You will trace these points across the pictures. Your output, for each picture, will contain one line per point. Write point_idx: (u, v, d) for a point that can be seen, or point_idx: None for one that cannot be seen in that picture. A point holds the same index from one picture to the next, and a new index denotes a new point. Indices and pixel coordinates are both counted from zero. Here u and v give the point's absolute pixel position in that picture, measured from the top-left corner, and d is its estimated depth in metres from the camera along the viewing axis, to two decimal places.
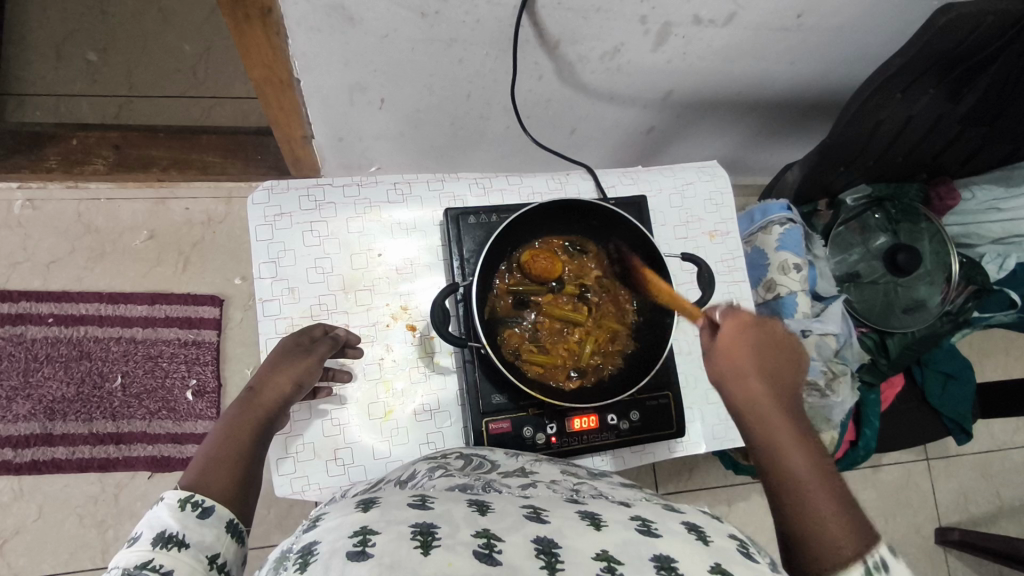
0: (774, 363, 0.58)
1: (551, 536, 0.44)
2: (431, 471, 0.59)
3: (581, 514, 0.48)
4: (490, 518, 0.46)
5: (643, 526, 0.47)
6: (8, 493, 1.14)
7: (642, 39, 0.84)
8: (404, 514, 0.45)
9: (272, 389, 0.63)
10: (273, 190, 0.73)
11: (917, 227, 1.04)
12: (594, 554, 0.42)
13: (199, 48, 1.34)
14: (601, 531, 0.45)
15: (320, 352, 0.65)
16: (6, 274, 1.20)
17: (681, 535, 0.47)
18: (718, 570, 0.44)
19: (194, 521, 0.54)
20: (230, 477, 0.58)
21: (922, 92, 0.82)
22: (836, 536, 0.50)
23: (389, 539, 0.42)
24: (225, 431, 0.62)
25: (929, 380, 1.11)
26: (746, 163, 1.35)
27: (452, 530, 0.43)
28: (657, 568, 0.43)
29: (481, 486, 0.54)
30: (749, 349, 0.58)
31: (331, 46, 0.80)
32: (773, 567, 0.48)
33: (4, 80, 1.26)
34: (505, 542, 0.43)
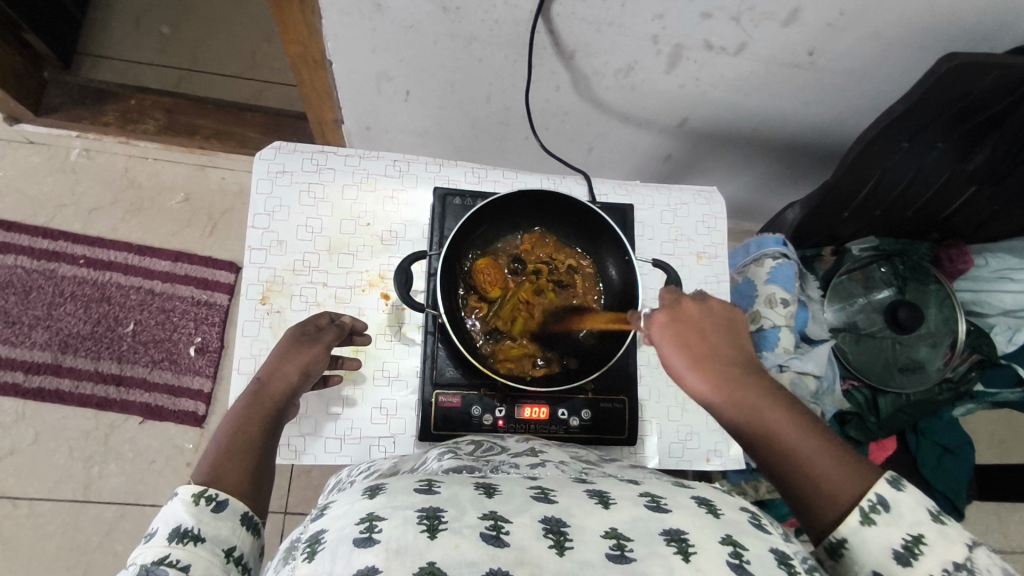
0: (712, 338, 0.56)
1: (558, 514, 0.42)
2: (440, 455, 0.60)
3: (588, 491, 0.46)
4: (497, 500, 0.44)
5: (652, 501, 0.45)
6: (12, 414, 1.21)
7: (656, 59, 0.87)
8: (410, 496, 0.43)
9: (278, 381, 0.63)
10: (280, 150, 0.78)
11: (926, 289, 1.02)
12: (602, 531, 0.41)
13: (263, 36, 1.45)
14: (610, 508, 0.44)
15: (327, 340, 0.66)
16: (51, 214, 1.30)
17: (690, 508, 0.44)
18: (730, 542, 0.42)
19: (208, 515, 0.51)
20: (243, 466, 0.56)
21: (930, 145, 0.82)
22: (835, 485, 0.49)
23: (396, 524, 0.40)
24: (234, 426, 0.59)
25: (924, 451, 1.04)
26: (765, 208, 1.35)
27: (459, 514, 0.41)
28: (667, 541, 0.41)
29: (489, 470, 0.56)
30: (688, 329, 0.56)
31: (360, 31, 0.86)
32: (785, 537, 0.46)
33: (85, 41, 1.39)
34: (512, 524, 0.41)
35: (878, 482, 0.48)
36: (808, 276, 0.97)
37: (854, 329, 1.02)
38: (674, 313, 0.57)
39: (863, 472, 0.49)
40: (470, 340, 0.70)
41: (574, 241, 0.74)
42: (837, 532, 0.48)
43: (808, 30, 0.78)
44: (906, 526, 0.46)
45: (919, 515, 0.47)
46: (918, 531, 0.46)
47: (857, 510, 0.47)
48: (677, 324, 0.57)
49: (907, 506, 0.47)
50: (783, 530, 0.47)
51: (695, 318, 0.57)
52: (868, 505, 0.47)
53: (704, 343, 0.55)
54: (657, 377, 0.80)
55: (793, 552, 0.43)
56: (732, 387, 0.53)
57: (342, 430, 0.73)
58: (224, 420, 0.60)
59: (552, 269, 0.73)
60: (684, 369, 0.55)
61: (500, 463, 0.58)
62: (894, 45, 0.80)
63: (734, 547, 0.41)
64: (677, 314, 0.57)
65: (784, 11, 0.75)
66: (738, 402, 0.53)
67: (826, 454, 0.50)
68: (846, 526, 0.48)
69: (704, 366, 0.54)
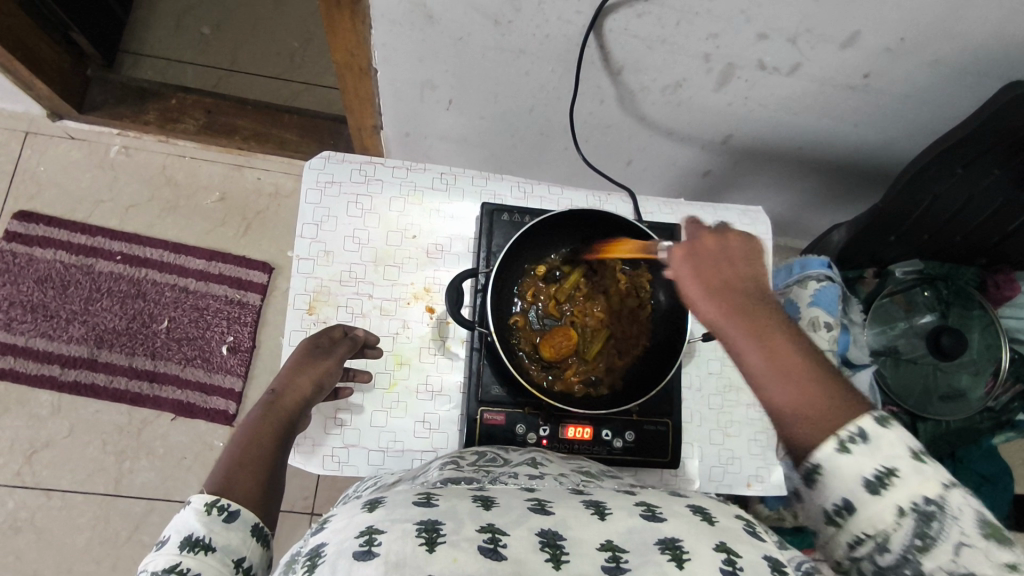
0: (730, 272, 0.51)
1: (555, 527, 0.42)
2: (443, 464, 0.61)
3: (583, 501, 0.46)
4: (495, 512, 0.44)
5: (647, 510, 0.45)
6: (48, 406, 1.23)
7: (705, 77, 0.86)
8: (409, 510, 0.43)
9: (292, 392, 0.65)
10: (329, 159, 0.78)
11: (969, 314, 1.00)
12: (597, 543, 0.42)
13: (302, 39, 1.45)
14: (606, 519, 0.43)
15: (338, 354, 0.68)
16: (90, 209, 1.31)
17: (686, 517, 0.45)
18: (725, 549, 0.42)
19: (220, 525, 0.52)
20: (255, 477, 0.58)
21: (986, 171, 0.80)
22: (818, 414, 0.45)
23: (397, 536, 0.40)
24: (248, 433, 0.62)
25: (961, 479, 1.03)
26: (802, 225, 1.34)
27: (457, 526, 0.41)
28: (661, 551, 0.41)
29: (488, 480, 0.55)
30: (715, 263, 0.52)
31: (410, 41, 0.86)
32: (780, 546, 0.46)
33: (127, 39, 1.40)
34: (510, 536, 0.41)
35: (863, 417, 0.44)
36: (852, 299, 0.96)
37: (894, 353, 1.01)
38: (691, 246, 0.53)
39: (851, 405, 0.45)
40: (514, 358, 0.69)
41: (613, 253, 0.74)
42: (812, 460, 0.45)
43: (867, 53, 0.77)
44: (884, 459, 0.43)
45: (899, 451, 0.43)
46: (895, 464, 0.43)
47: (833, 438, 0.44)
48: (712, 246, 0.52)
49: (887, 440, 0.44)
50: (778, 539, 0.46)
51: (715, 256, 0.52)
52: (847, 436, 0.44)
53: (722, 278, 0.51)
54: (698, 400, 0.79)
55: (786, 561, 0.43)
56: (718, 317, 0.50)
57: (384, 443, 0.73)
58: (239, 427, 0.63)
59: (589, 278, 0.73)
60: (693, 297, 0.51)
61: (500, 472, 0.58)
62: (953, 69, 0.78)
63: (729, 555, 0.42)
64: (694, 248, 0.53)
65: (844, 34, 0.74)
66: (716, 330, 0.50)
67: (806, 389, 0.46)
68: (820, 452, 0.44)
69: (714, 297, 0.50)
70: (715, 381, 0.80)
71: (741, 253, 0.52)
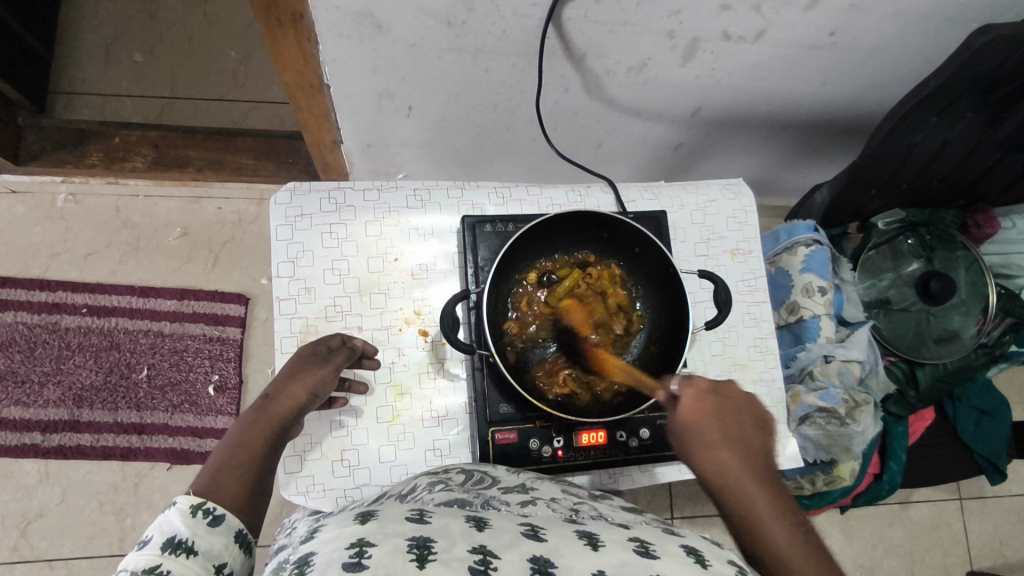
0: (735, 432, 0.57)
1: (546, 555, 0.41)
2: (430, 485, 0.57)
3: (577, 533, 0.46)
4: (488, 534, 0.44)
5: (641, 547, 0.46)
6: (35, 475, 1.18)
7: (670, 54, 0.83)
8: (403, 526, 0.43)
9: (287, 398, 0.62)
10: (295, 191, 0.74)
11: (953, 256, 1.00)
12: (590, 572, 0.40)
13: (242, 53, 1.38)
14: (601, 550, 0.44)
15: (337, 363, 0.65)
16: (46, 264, 1.25)
17: (679, 557, 0.45)
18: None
19: (204, 529, 0.51)
20: (240, 481, 0.56)
21: (959, 116, 0.79)
22: None
23: (386, 551, 0.39)
24: (238, 439, 0.59)
25: (962, 417, 1.05)
26: (778, 183, 1.33)
27: (449, 545, 0.40)
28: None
29: (480, 503, 0.52)
30: (711, 416, 0.57)
31: (361, 53, 0.81)
32: None
33: (55, 79, 1.32)
34: (501, 560, 0.40)
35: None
36: (841, 259, 0.95)
37: (884, 304, 1.03)
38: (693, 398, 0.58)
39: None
40: (520, 374, 0.68)
41: (600, 250, 0.72)
42: None
43: (831, 11, 0.75)
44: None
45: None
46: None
47: None
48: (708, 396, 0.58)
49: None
50: None
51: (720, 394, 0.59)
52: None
53: (723, 433, 0.57)
54: None
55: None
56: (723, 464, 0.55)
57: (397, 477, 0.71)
58: (229, 433, 0.61)
59: (584, 278, 0.71)
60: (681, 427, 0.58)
61: (491, 495, 0.55)
62: (918, 18, 0.77)
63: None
64: (701, 394, 0.58)
65: None
66: (731, 486, 0.54)
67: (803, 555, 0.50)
68: None
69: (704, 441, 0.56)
70: (720, 362, 0.79)
71: (730, 408, 0.58)
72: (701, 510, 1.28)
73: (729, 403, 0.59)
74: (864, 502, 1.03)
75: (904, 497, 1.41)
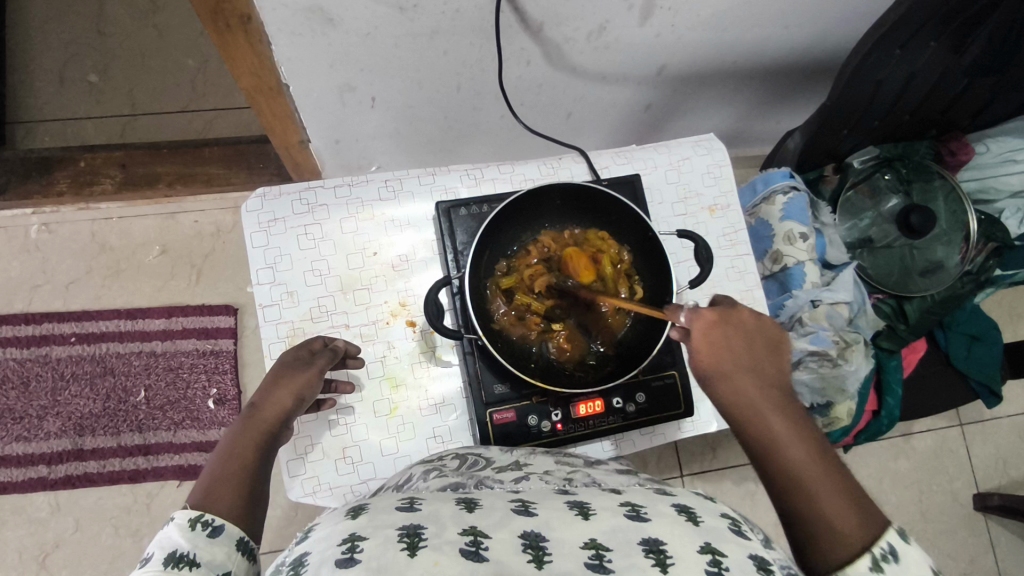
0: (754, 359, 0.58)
1: (537, 529, 0.43)
2: (426, 473, 0.59)
3: (568, 504, 0.47)
4: (477, 514, 0.45)
5: (631, 510, 0.46)
6: (47, 507, 1.18)
7: (628, 15, 0.82)
8: (392, 516, 0.44)
9: (273, 405, 0.62)
10: (265, 197, 0.73)
11: (930, 186, 1.01)
12: (580, 543, 0.42)
13: (199, 62, 1.36)
14: (590, 518, 0.44)
15: (320, 365, 0.64)
16: (28, 297, 1.24)
17: (671, 516, 0.46)
18: (709, 550, 0.42)
19: (205, 540, 0.51)
20: (237, 491, 0.56)
21: (923, 46, 0.78)
22: (845, 528, 0.48)
23: (377, 543, 0.40)
24: (231, 448, 0.59)
25: (953, 343, 1.07)
26: (753, 133, 1.32)
27: (439, 530, 0.41)
28: (645, 553, 0.41)
29: (473, 484, 0.54)
30: (732, 345, 0.58)
31: (316, 49, 0.80)
32: (764, 543, 0.47)
33: (12, 109, 1.29)
34: (491, 539, 0.42)
35: (889, 532, 0.49)
36: (820, 203, 0.95)
37: (868, 243, 1.03)
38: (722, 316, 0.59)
39: (874, 523, 0.49)
40: (513, 351, 0.68)
41: (575, 216, 0.72)
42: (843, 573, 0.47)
43: None
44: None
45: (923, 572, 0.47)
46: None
47: (866, 556, 0.47)
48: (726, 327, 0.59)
49: (913, 559, 0.48)
50: (762, 536, 0.48)
51: (739, 331, 0.59)
52: (880, 553, 0.47)
53: (747, 365, 0.57)
54: None
55: (770, 559, 0.44)
56: (765, 412, 0.55)
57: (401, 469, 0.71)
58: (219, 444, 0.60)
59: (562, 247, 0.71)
60: (714, 376, 0.58)
61: (486, 476, 0.57)
62: None
63: (713, 555, 0.42)
64: (723, 319, 0.59)
65: None
66: (771, 436, 0.54)
67: (856, 517, 0.49)
68: (854, 568, 0.47)
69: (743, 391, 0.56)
70: None
71: (747, 338, 0.59)
72: (709, 464, 1.29)
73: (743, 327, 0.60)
74: (867, 440, 1.04)
75: (905, 430, 1.43)
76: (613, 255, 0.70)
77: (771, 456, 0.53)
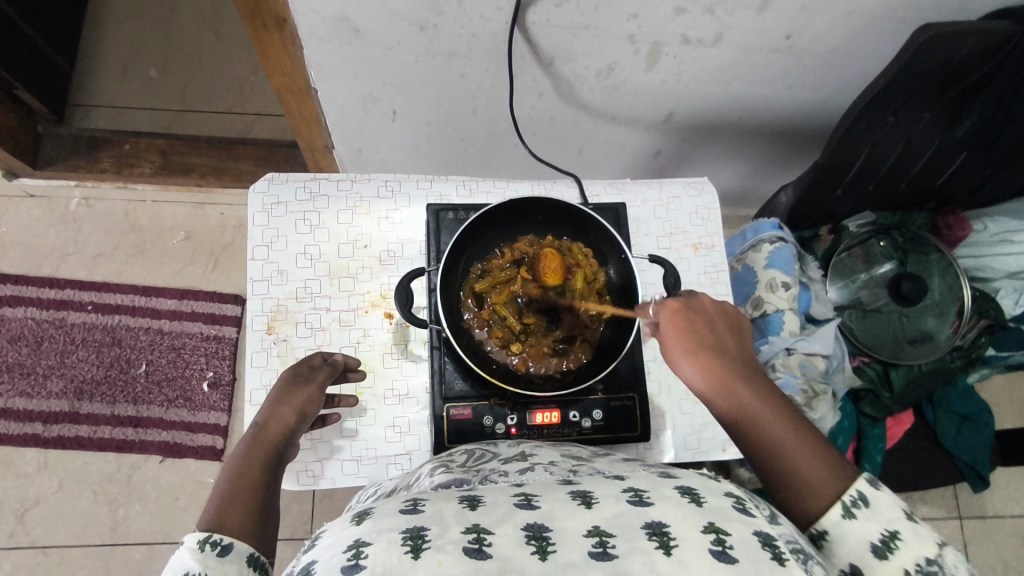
0: (714, 335, 0.60)
1: (541, 520, 0.40)
2: (433, 470, 0.58)
3: (572, 492, 0.43)
4: (481, 511, 0.41)
5: (635, 496, 0.42)
6: (35, 464, 1.22)
7: (635, 57, 0.87)
8: (397, 518, 0.40)
9: (276, 422, 0.63)
10: (273, 181, 0.79)
11: (926, 258, 1.02)
12: (584, 529, 0.39)
13: (250, 69, 1.46)
14: (594, 507, 0.41)
15: (320, 379, 0.67)
16: (57, 264, 1.32)
17: (673, 498, 0.42)
18: (713, 529, 0.39)
19: (214, 560, 0.48)
20: (246, 507, 0.54)
21: (916, 116, 0.81)
22: (818, 483, 0.53)
23: (381, 547, 0.37)
24: (236, 467, 0.59)
25: (942, 422, 1.05)
26: (761, 193, 1.35)
27: (442, 529, 0.38)
28: (649, 536, 0.39)
29: (477, 481, 0.53)
30: (697, 327, 0.60)
31: (342, 58, 0.87)
32: (771, 518, 0.44)
33: (75, 92, 1.41)
34: (496, 535, 0.39)
35: (858, 480, 0.53)
36: (808, 258, 0.97)
37: (858, 305, 1.03)
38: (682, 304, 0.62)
39: (843, 474, 0.53)
40: (476, 350, 0.71)
41: (558, 232, 0.74)
42: (819, 525, 0.52)
43: (781, 15, 0.79)
44: (884, 521, 0.51)
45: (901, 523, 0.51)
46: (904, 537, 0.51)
47: (838, 504, 0.52)
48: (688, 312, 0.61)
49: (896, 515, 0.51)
50: (769, 510, 0.44)
51: (698, 314, 0.61)
52: (850, 501, 0.52)
53: (711, 346, 0.59)
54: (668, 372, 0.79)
55: (775, 536, 0.41)
56: (740, 392, 0.57)
57: (357, 452, 0.73)
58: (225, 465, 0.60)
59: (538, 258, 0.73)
60: (683, 360, 0.59)
61: (490, 471, 0.55)
62: (866, 22, 0.80)
63: (717, 534, 0.39)
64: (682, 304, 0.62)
65: None
66: (742, 406, 0.56)
67: (827, 471, 0.53)
68: (828, 519, 0.51)
69: (719, 373, 0.57)
70: None
71: (709, 319, 0.61)
72: None
73: (701, 309, 0.62)
74: None
75: None
76: (589, 272, 0.72)
77: (744, 426, 0.56)
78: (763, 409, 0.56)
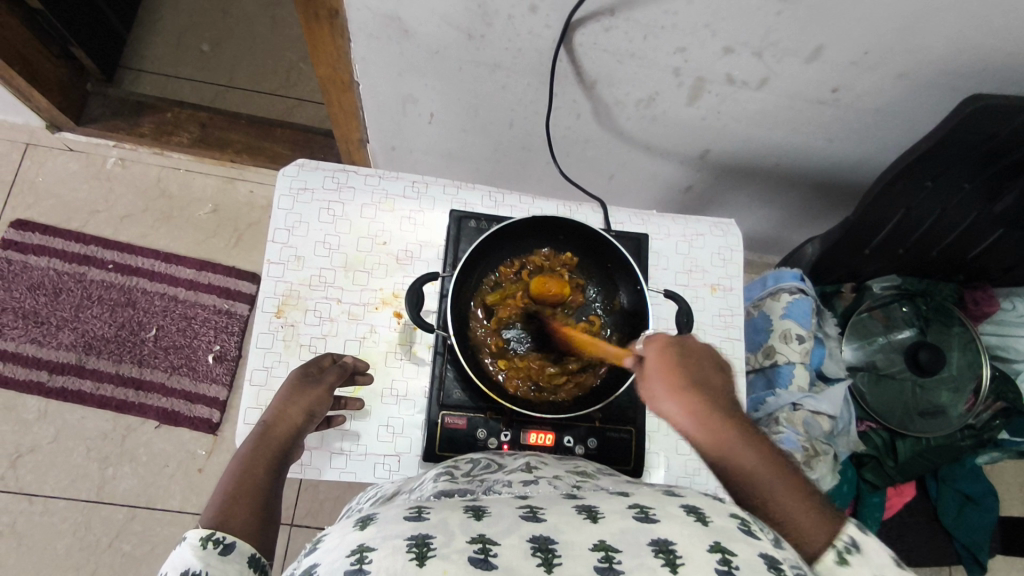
0: (703, 376, 0.56)
1: (546, 533, 0.38)
2: (437, 477, 0.57)
3: (576, 507, 0.42)
4: (486, 521, 0.40)
5: (641, 512, 0.40)
6: (35, 411, 1.24)
7: (677, 91, 0.87)
8: (400, 525, 0.39)
9: (283, 421, 0.62)
10: (302, 167, 0.80)
11: (949, 330, 1.00)
12: (590, 543, 0.37)
13: (300, 56, 1.49)
14: (600, 522, 0.39)
15: (330, 382, 0.66)
16: (85, 219, 1.35)
17: (679, 517, 0.40)
18: (719, 549, 0.37)
19: (216, 558, 0.51)
20: (249, 507, 0.56)
21: (955, 185, 0.80)
22: (807, 532, 0.49)
23: (386, 553, 0.36)
24: (240, 465, 0.59)
25: (944, 497, 1.03)
26: (789, 241, 1.34)
27: (447, 538, 0.37)
28: (654, 553, 0.37)
29: (482, 490, 0.51)
30: (686, 369, 0.56)
31: (388, 55, 0.88)
32: (778, 544, 0.41)
33: (127, 56, 1.44)
34: (501, 546, 0.37)
35: (849, 525, 0.50)
36: (826, 313, 0.96)
37: (872, 369, 1.01)
38: (671, 346, 0.58)
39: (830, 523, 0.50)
40: (483, 363, 0.70)
41: (574, 252, 0.74)
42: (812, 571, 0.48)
43: (830, 67, 0.78)
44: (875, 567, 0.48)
45: (885, 561, 0.48)
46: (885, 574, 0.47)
47: (832, 549, 0.49)
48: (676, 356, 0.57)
49: (876, 552, 0.49)
50: (775, 535, 0.42)
51: (690, 356, 0.58)
52: (843, 546, 0.49)
53: (700, 389, 0.55)
54: None
55: (785, 561, 0.39)
56: (729, 436, 0.53)
57: (347, 446, 0.72)
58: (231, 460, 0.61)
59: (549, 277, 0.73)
60: (668, 400, 0.55)
61: (494, 481, 0.53)
62: (917, 84, 0.79)
63: (724, 554, 0.37)
64: (672, 346, 0.58)
65: (807, 47, 0.75)
66: (730, 450, 0.53)
67: (816, 518, 0.50)
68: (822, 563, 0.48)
69: (708, 420, 0.53)
70: None
71: (698, 362, 0.57)
72: None
73: (692, 352, 0.58)
74: None
75: None
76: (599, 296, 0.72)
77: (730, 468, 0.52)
78: (752, 461, 0.52)
